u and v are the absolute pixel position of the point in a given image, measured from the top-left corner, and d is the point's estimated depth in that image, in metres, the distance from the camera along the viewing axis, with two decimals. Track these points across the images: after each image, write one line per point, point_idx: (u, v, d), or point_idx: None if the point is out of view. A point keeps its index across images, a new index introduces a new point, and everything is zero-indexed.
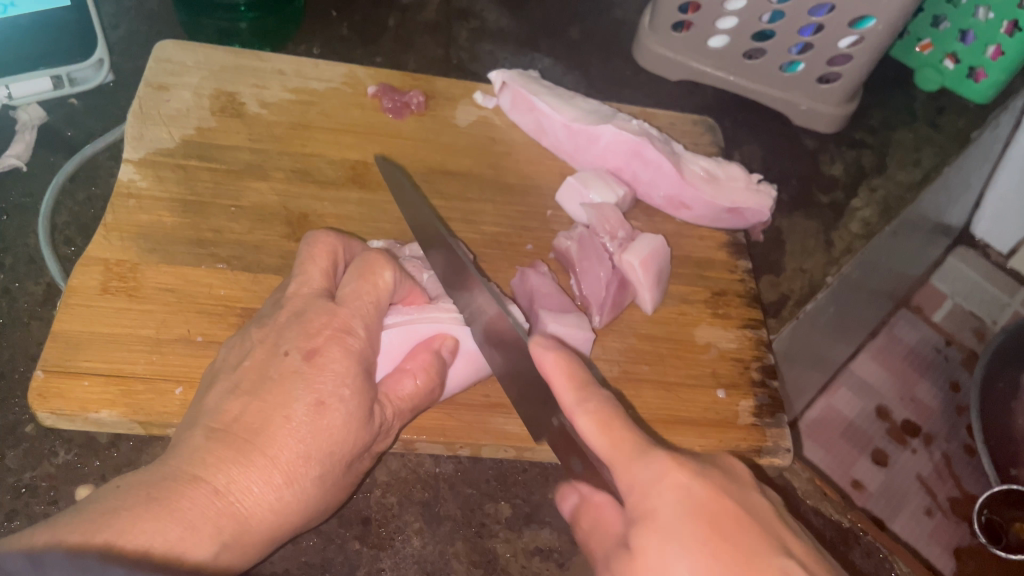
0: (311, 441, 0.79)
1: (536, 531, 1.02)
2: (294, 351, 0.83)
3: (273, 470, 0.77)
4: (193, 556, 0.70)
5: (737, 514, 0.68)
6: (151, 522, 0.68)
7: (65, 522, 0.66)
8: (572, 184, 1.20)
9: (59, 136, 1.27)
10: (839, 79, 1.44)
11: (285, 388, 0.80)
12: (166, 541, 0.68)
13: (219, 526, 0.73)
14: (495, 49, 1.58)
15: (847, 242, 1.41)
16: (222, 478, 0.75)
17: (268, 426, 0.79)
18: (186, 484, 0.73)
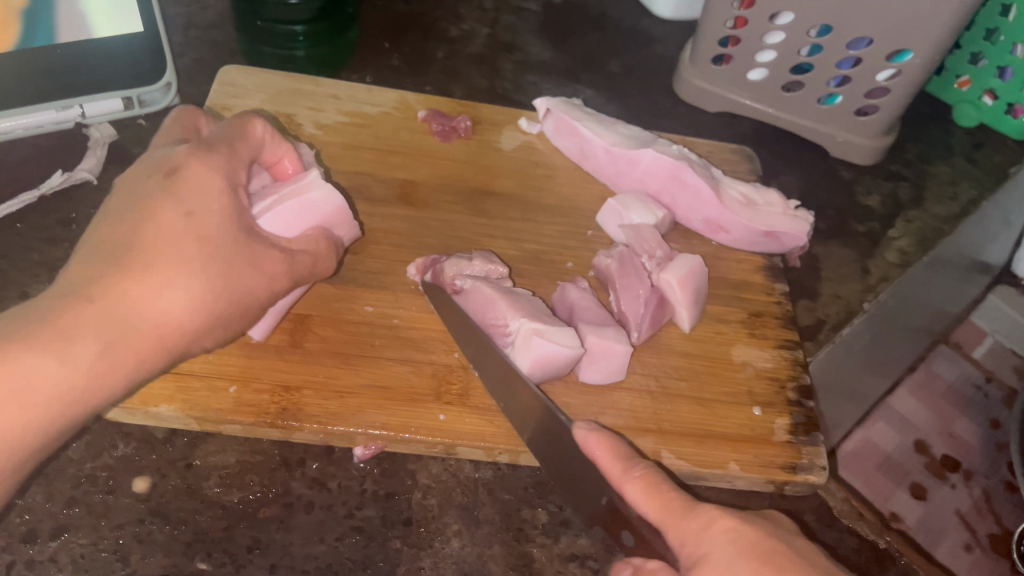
0: (184, 262, 0.81)
1: (572, 538, 1.04)
2: (155, 173, 0.86)
3: (150, 297, 0.79)
4: (56, 380, 0.74)
5: None
6: (6, 362, 0.72)
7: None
8: (611, 206, 1.24)
9: (128, 153, 1.34)
10: (876, 113, 1.46)
11: (155, 219, 0.82)
12: (19, 383, 0.73)
13: (100, 334, 0.76)
14: (539, 81, 1.64)
15: (884, 270, 1.43)
16: (101, 289, 0.78)
17: (139, 243, 0.81)
18: (69, 301, 0.76)
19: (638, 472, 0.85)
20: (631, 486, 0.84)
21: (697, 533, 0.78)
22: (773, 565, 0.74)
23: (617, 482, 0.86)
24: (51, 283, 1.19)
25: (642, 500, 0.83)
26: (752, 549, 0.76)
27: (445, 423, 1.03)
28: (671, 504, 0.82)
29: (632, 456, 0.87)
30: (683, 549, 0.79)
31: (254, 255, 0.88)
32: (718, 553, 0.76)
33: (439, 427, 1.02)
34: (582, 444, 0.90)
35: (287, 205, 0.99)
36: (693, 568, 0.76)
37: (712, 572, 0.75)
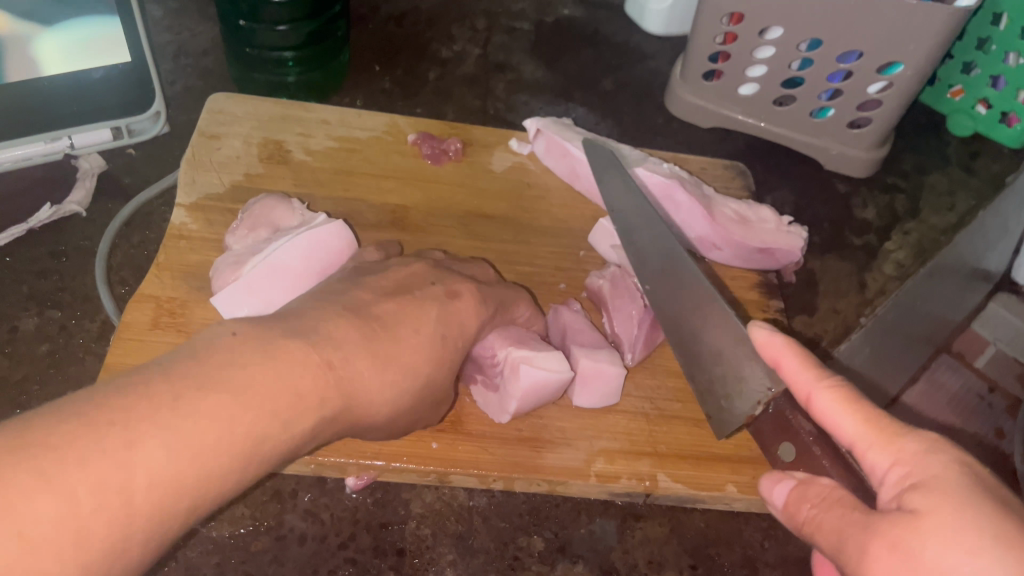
0: (401, 357, 0.88)
1: (569, 564, 1.02)
2: (400, 298, 0.95)
3: (364, 365, 0.83)
4: (259, 430, 0.70)
5: None
6: (220, 398, 0.67)
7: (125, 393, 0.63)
8: (604, 226, 1.21)
9: (117, 184, 1.34)
10: (869, 125, 1.46)
11: (392, 320, 0.90)
12: (240, 415, 0.68)
13: (300, 402, 0.74)
14: (531, 100, 1.64)
15: (881, 283, 1.44)
16: (331, 358, 0.80)
17: (350, 331, 0.85)
18: (287, 359, 0.75)
19: (832, 381, 0.74)
20: (823, 392, 0.73)
21: (913, 457, 0.66)
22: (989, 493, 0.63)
23: (807, 388, 0.75)
24: (41, 317, 1.19)
25: (839, 410, 0.71)
26: (982, 483, 0.64)
27: (439, 451, 1.01)
28: (879, 422, 0.70)
29: (822, 366, 0.76)
30: (891, 470, 0.67)
31: (456, 369, 0.96)
32: (936, 471, 0.65)
33: (431, 454, 1.01)
34: (768, 349, 0.80)
35: (301, 237, 1.05)
36: (914, 488, 0.64)
37: (930, 490, 0.63)
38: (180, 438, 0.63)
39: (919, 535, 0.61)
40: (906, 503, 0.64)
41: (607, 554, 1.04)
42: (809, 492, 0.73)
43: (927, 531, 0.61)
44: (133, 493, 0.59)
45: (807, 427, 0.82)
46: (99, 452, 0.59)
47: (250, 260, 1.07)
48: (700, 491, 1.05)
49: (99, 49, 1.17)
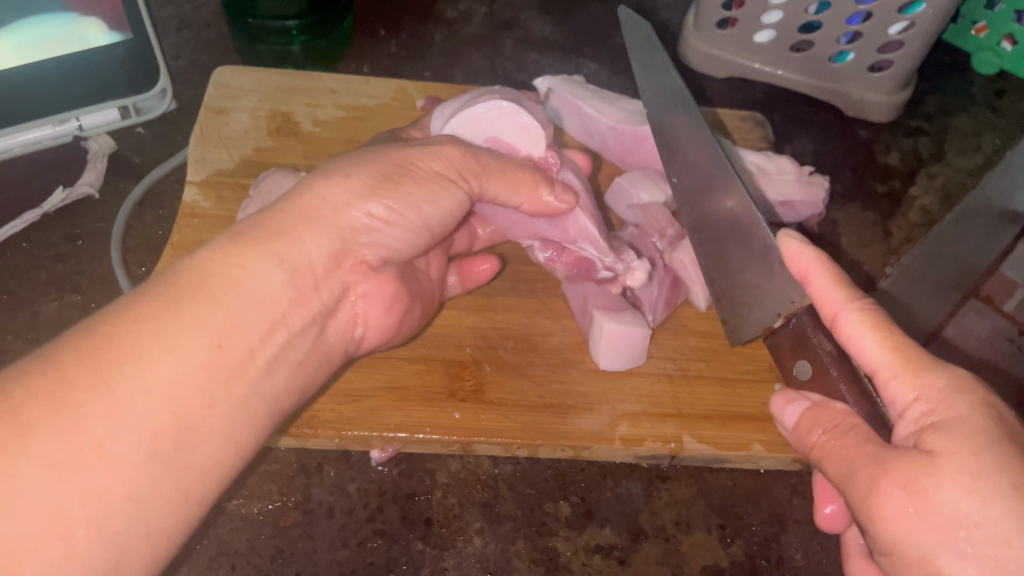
0: (335, 221, 0.81)
1: (596, 529, 1.02)
2: (314, 174, 0.84)
3: (306, 248, 0.78)
4: (229, 339, 0.68)
5: None
6: (184, 317, 0.66)
7: (90, 331, 0.61)
8: (620, 184, 1.20)
9: (128, 165, 1.34)
10: (891, 67, 1.41)
11: (307, 190, 0.81)
12: (204, 329, 0.67)
13: (257, 304, 0.72)
14: (541, 57, 1.60)
15: (906, 232, 1.41)
16: (258, 260, 0.74)
17: (293, 213, 0.79)
18: (230, 267, 0.71)
19: (860, 304, 0.77)
20: (851, 316, 0.77)
21: (929, 395, 0.71)
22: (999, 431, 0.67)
23: (836, 309, 0.79)
24: (61, 301, 1.19)
25: (866, 335, 0.75)
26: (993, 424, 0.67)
27: (462, 420, 1.01)
28: (903, 352, 0.74)
29: (857, 287, 0.80)
30: (909, 401, 0.72)
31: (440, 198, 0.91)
32: (952, 405, 0.69)
33: (454, 424, 1.01)
34: (797, 261, 0.83)
35: None
36: (929, 430, 0.69)
37: (940, 429, 0.68)
38: (164, 370, 0.63)
39: (922, 473, 0.66)
40: (920, 437, 0.69)
41: (634, 517, 1.04)
42: (822, 418, 0.84)
43: (925, 473, 0.66)
44: (141, 427, 0.60)
45: (827, 347, 0.89)
46: (87, 399, 0.58)
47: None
48: (726, 451, 1.04)
49: (54, 48, 1.13)
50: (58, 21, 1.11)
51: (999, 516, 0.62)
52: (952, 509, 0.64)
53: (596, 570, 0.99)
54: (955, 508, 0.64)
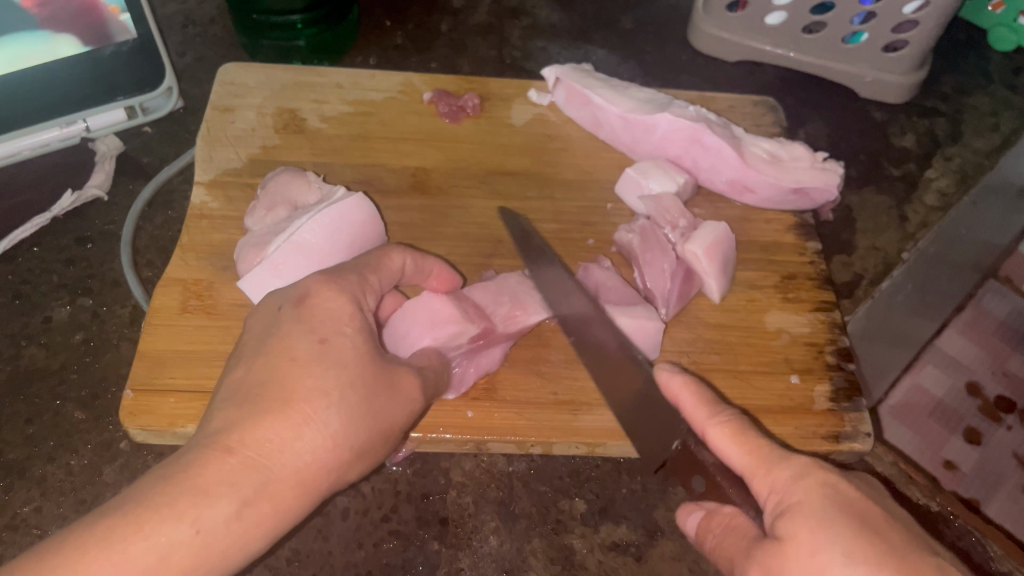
0: (329, 375, 0.78)
1: (612, 526, 1.02)
2: (286, 303, 0.84)
3: (292, 413, 0.76)
4: (204, 524, 0.68)
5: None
6: (159, 502, 0.68)
7: (75, 524, 0.66)
8: (630, 176, 1.19)
9: (137, 164, 1.34)
10: (905, 48, 1.38)
11: (289, 334, 0.80)
12: (175, 515, 0.67)
13: (235, 483, 0.71)
14: (549, 45, 1.58)
15: (923, 216, 1.39)
16: (238, 438, 0.74)
17: (280, 373, 0.78)
18: (203, 451, 0.72)
19: (721, 418, 0.80)
20: (716, 430, 0.79)
21: (788, 487, 0.73)
22: (858, 515, 0.69)
23: (703, 426, 0.81)
24: (73, 305, 1.20)
25: (729, 445, 0.78)
26: (853, 508, 0.69)
27: (475, 419, 1.00)
28: (761, 451, 0.76)
29: (717, 401, 0.82)
30: (772, 498, 0.74)
31: (395, 374, 0.84)
32: (814, 503, 0.70)
33: (468, 423, 1.00)
34: (665, 386, 0.85)
35: (324, 214, 1.04)
36: (789, 514, 0.71)
37: (806, 520, 0.69)
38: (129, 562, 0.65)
39: (799, 561, 0.68)
40: (789, 536, 0.69)
41: (650, 513, 1.03)
42: (713, 522, 0.79)
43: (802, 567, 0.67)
44: None
45: (711, 460, 0.83)
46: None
47: (275, 240, 1.05)
48: None
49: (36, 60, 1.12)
50: (28, 37, 1.09)
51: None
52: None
53: (613, 567, 0.99)
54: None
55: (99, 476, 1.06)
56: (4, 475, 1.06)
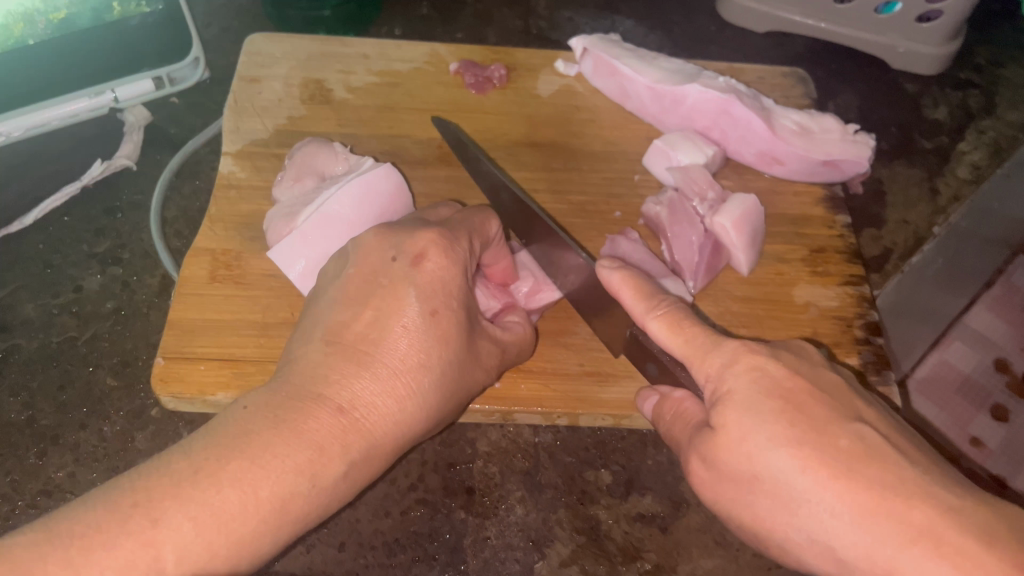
0: (432, 350, 0.81)
1: (638, 498, 1.03)
2: (401, 256, 0.84)
3: (396, 381, 0.79)
4: (321, 477, 0.72)
5: (869, 448, 0.68)
6: (279, 448, 0.71)
7: (194, 454, 0.70)
8: (658, 147, 1.18)
9: (165, 135, 1.35)
10: (940, 17, 1.33)
11: (398, 293, 0.82)
12: (296, 466, 0.71)
13: (346, 443, 0.75)
14: (575, 16, 1.56)
15: (954, 189, 1.38)
16: (346, 396, 0.77)
17: (386, 336, 0.80)
18: (314, 404, 0.75)
19: (660, 311, 0.83)
20: (654, 324, 0.83)
21: (721, 371, 0.76)
22: (785, 396, 0.72)
23: (642, 319, 0.85)
24: (104, 274, 1.21)
25: (665, 336, 0.82)
26: (778, 389, 0.73)
27: (502, 391, 1.01)
28: (695, 340, 0.80)
29: (654, 293, 0.85)
30: (708, 386, 0.77)
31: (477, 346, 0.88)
32: (741, 390, 0.74)
33: (495, 394, 1.01)
34: (608, 282, 0.89)
35: (353, 185, 1.04)
36: (720, 402, 0.74)
37: (733, 408, 0.73)
38: (255, 502, 0.69)
39: (732, 444, 0.72)
40: (719, 422, 0.73)
41: (675, 486, 1.04)
42: (663, 407, 0.85)
43: (736, 443, 0.72)
44: (220, 538, 0.67)
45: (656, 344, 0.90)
46: (191, 523, 0.66)
47: (304, 210, 1.06)
48: None
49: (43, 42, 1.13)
50: None
51: (810, 476, 0.68)
52: (779, 478, 0.69)
53: (638, 538, 1.00)
54: (781, 469, 0.70)
55: (130, 443, 1.08)
56: (38, 440, 1.07)
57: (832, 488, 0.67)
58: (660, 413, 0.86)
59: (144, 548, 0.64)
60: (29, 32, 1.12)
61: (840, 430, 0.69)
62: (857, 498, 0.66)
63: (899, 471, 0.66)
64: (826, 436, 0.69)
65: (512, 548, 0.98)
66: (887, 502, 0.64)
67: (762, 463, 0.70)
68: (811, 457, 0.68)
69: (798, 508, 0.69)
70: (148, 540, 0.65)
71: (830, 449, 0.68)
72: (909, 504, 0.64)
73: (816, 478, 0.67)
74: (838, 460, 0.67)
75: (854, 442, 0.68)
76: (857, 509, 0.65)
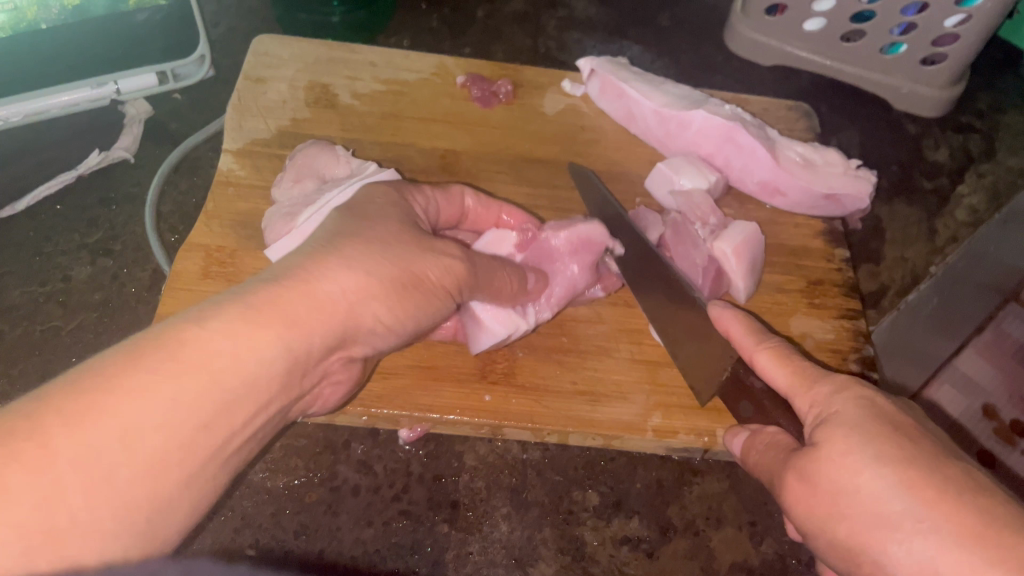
0: (372, 244, 0.78)
1: (625, 520, 1.01)
2: (343, 206, 0.84)
3: (358, 272, 0.75)
4: (263, 353, 0.65)
5: (938, 459, 0.66)
6: (228, 321, 0.63)
7: (73, 375, 0.56)
8: (662, 170, 1.17)
9: (164, 130, 1.33)
10: (944, 62, 1.35)
11: (347, 223, 0.81)
12: (243, 336, 0.64)
13: (305, 319, 0.69)
14: (583, 38, 1.57)
15: (952, 230, 1.38)
16: (283, 270, 0.70)
17: (336, 242, 0.77)
18: (251, 279, 0.68)
19: (768, 343, 0.86)
20: (763, 355, 0.86)
21: (828, 398, 0.77)
22: (892, 422, 0.71)
23: (750, 352, 0.88)
24: (94, 265, 1.20)
25: (774, 367, 0.84)
26: (881, 413, 0.73)
27: (492, 404, 0.99)
28: (803, 373, 0.82)
29: (763, 331, 0.89)
30: (812, 411, 0.78)
31: (442, 277, 0.84)
32: (849, 411, 0.73)
33: (485, 408, 0.99)
34: (722, 322, 0.93)
35: (353, 188, 1.03)
36: (824, 421, 0.75)
37: (839, 427, 0.72)
38: (194, 383, 0.60)
39: (825, 456, 0.71)
40: (823, 439, 0.73)
41: (664, 510, 1.02)
42: (757, 440, 0.86)
43: (824, 452, 0.71)
44: (123, 443, 0.55)
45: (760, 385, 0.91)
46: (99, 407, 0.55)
47: (305, 210, 1.04)
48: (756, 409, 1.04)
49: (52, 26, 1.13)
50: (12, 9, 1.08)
51: (853, 440, 0.70)
52: (874, 496, 0.66)
53: (623, 562, 0.98)
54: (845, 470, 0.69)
55: None
56: None
57: (888, 478, 0.66)
58: (750, 450, 0.86)
59: (41, 446, 0.52)
60: (41, 16, 1.11)
61: (921, 443, 0.68)
62: (917, 495, 0.64)
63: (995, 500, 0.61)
64: (904, 442, 0.68)
65: (494, 566, 0.96)
66: (942, 506, 0.62)
67: (837, 470, 0.70)
68: (879, 459, 0.68)
69: (868, 514, 0.66)
70: (40, 443, 0.52)
71: (936, 473, 0.65)
72: (963, 503, 0.61)
73: (884, 479, 0.66)
74: (907, 463, 0.66)
75: (932, 456, 0.67)
76: (956, 531, 0.60)
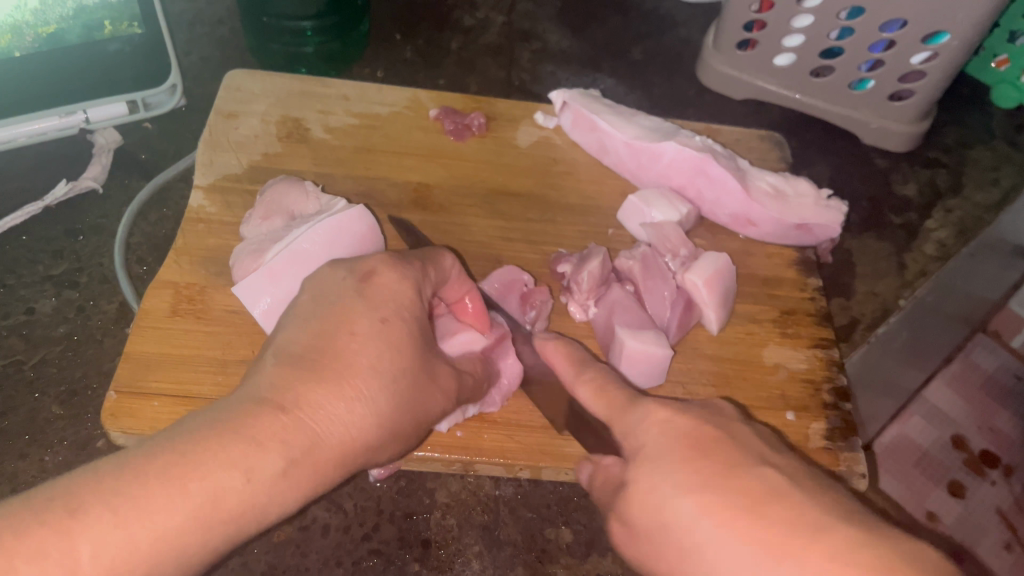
0: (382, 354, 0.78)
1: (597, 559, 1.04)
2: (350, 274, 0.82)
3: (346, 386, 0.75)
4: (258, 473, 0.68)
5: (772, 487, 0.64)
6: (218, 446, 0.67)
7: (85, 475, 0.62)
8: (633, 202, 1.17)
9: (134, 160, 1.32)
10: (911, 97, 1.38)
11: (347, 307, 0.79)
12: (231, 458, 0.67)
13: (287, 441, 0.70)
14: (557, 70, 1.58)
15: (921, 265, 1.37)
16: (291, 398, 0.72)
17: (335, 345, 0.77)
18: (256, 405, 0.71)
19: (587, 374, 0.87)
20: (582, 388, 0.87)
21: (636, 428, 0.77)
22: (694, 444, 0.71)
23: (572, 383, 0.89)
24: (59, 298, 1.18)
25: (591, 401, 0.85)
26: (687, 438, 0.72)
27: (465, 439, 0.98)
28: (616, 401, 0.82)
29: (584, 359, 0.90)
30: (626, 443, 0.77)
31: (435, 371, 0.84)
32: (652, 442, 0.73)
33: (457, 444, 0.98)
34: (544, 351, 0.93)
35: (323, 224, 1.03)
36: (634, 460, 0.74)
37: (646, 464, 0.72)
38: (198, 503, 0.64)
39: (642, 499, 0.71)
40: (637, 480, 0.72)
41: None
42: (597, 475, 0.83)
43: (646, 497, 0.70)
44: (150, 544, 0.62)
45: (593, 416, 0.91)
46: (113, 517, 0.61)
47: (272, 248, 1.04)
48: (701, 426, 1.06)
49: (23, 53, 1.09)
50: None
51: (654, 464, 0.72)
52: (698, 543, 0.65)
53: None
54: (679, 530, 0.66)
55: None
56: None
57: (720, 522, 0.64)
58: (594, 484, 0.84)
59: (59, 540, 0.59)
60: (15, 44, 1.07)
61: (748, 473, 0.66)
62: (759, 536, 0.61)
63: (801, 506, 0.61)
64: (729, 478, 0.66)
65: None
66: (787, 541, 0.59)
67: (667, 515, 0.68)
68: (710, 501, 0.65)
69: (705, 556, 0.64)
70: (66, 535, 0.59)
71: (731, 494, 0.65)
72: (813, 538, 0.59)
73: (717, 521, 0.64)
74: (733, 500, 0.64)
75: (759, 484, 0.65)
76: (760, 548, 0.60)
